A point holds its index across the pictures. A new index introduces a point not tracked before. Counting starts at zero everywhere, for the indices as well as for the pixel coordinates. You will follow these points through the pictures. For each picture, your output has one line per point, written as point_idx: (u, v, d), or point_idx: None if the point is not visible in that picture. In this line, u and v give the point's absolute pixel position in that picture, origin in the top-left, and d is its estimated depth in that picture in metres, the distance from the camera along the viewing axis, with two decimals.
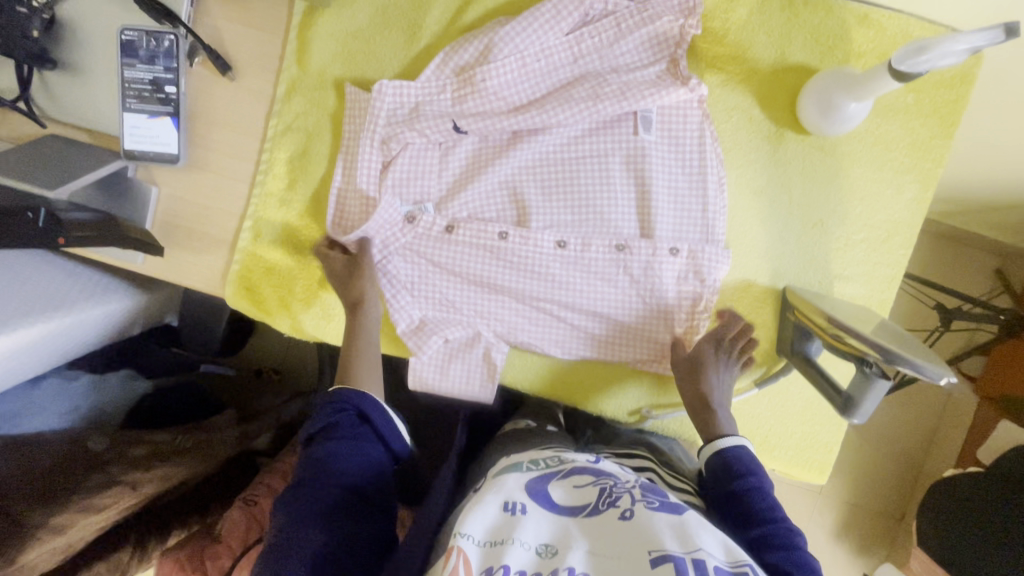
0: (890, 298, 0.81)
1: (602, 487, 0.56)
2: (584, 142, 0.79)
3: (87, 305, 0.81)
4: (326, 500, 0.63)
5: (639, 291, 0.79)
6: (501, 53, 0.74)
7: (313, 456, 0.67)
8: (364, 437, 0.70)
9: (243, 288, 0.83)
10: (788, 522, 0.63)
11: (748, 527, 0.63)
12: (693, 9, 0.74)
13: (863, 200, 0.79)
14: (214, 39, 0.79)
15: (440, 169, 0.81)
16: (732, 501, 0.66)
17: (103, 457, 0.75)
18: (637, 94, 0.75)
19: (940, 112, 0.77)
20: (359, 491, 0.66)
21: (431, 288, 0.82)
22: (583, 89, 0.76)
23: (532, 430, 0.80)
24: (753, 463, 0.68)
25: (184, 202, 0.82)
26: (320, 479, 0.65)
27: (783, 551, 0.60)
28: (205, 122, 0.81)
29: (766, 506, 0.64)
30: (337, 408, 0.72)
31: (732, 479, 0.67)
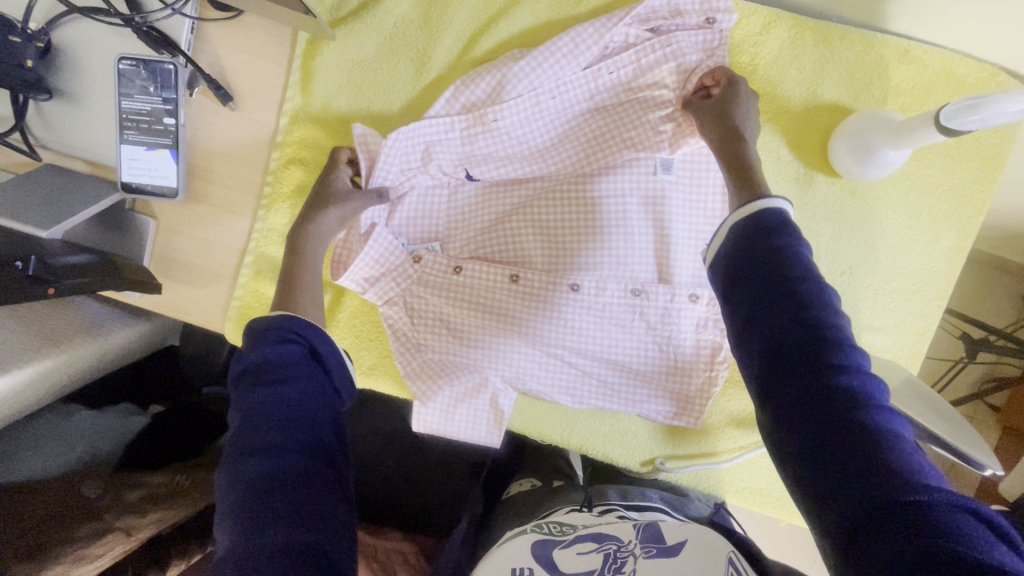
0: (922, 350, 0.76)
1: (606, 552, 0.57)
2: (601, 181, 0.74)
3: (90, 342, 0.79)
4: (284, 470, 0.52)
5: (655, 338, 0.76)
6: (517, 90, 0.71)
7: (252, 401, 0.57)
8: (313, 372, 0.62)
9: (243, 325, 0.80)
10: (826, 286, 0.49)
11: (776, 286, 0.49)
12: (715, 50, 0.70)
13: (896, 248, 0.75)
14: (215, 67, 0.76)
15: (448, 208, 0.80)
16: (767, 265, 0.50)
17: (97, 504, 0.72)
18: (656, 134, 0.71)
19: (983, 156, 0.72)
20: (323, 435, 0.57)
21: (436, 330, 0.79)
22: (601, 128, 0.73)
23: (537, 492, 0.79)
24: (789, 224, 0.52)
25: (184, 236, 0.79)
26: (265, 435, 0.54)
27: (815, 315, 0.46)
28: (206, 153, 0.78)
29: (804, 267, 0.49)
30: (284, 342, 0.62)
31: (767, 239, 0.51)
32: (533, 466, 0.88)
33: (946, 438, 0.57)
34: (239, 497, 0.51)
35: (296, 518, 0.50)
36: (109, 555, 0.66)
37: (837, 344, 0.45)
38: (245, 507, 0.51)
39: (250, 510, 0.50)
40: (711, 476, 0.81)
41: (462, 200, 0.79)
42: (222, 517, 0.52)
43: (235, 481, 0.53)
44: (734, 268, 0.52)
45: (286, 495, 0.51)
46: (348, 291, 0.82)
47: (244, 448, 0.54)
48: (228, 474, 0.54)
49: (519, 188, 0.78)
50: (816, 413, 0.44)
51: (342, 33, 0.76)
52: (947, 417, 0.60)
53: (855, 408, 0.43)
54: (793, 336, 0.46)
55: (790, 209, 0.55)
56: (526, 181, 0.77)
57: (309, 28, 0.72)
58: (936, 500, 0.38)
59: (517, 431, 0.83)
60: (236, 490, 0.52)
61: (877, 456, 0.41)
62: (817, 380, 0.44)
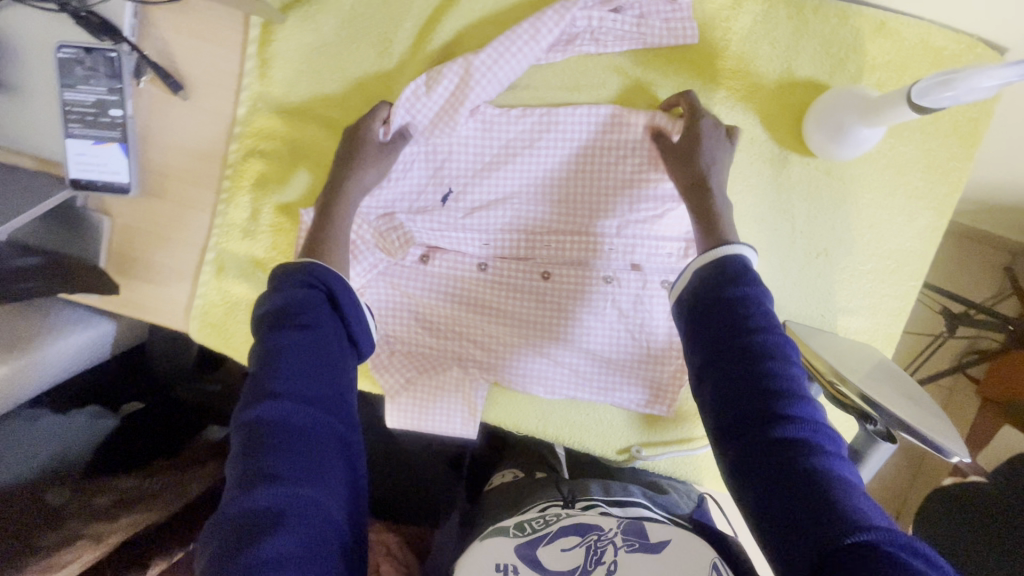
0: (897, 332, 0.75)
1: (588, 545, 0.59)
2: (574, 170, 0.73)
3: (49, 346, 0.77)
4: (309, 428, 0.54)
5: (628, 326, 0.75)
6: (482, 79, 0.68)
7: (273, 345, 0.57)
8: (329, 323, 0.61)
9: (208, 325, 0.78)
10: (782, 337, 0.54)
11: (731, 336, 0.54)
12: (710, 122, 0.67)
13: (872, 228, 0.73)
14: (163, 54, 0.72)
15: (415, 190, 0.75)
16: (723, 310, 0.56)
17: (61, 511, 0.70)
18: (622, 141, 0.71)
19: (960, 132, 0.71)
20: (339, 401, 0.58)
21: (405, 318, 0.78)
22: (574, 129, 0.71)
23: (518, 484, 0.78)
24: (751, 273, 0.58)
25: (140, 233, 0.76)
26: (292, 389, 0.55)
27: (771, 366, 0.52)
28: (158, 145, 0.74)
29: (760, 317, 0.54)
30: (305, 289, 0.62)
31: (726, 286, 0.57)
32: (515, 455, 0.88)
33: (917, 427, 0.55)
34: (248, 442, 0.52)
35: (324, 484, 0.52)
36: (79, 561, 0.64)
37: (788, 395, 0.50)
38: (253, 453, 0.51)
39: (262, 454, 0.51)
40: (690, 463, 0.80)
41: (427, 186, 0.75)
42: (231, 457, 0.53)
43: (252, 422, 0.53)
44: (695, 312, 0.58)
45: (302, 450, 0.52)
46: None
47: (258, 393, 0.55)
48: (242, 414, 0.54)
49: (493, 174, 0.74)
50: (763, 456, 0.49)
51: (297, 16, 0.72)
52: (922, 414, 0.57)
53: (799, 450, 0.47)
54: (748, 381, 0.52)
55: (751, 256, 0.61)
56: (501, 166, 0.73)
57: (261, 12, 0.68)
58: (877, 539, 0.41)
59: (491, 423, 0.81)
60: (250, 434, 0.53)
61: (815, 489, 0.45)
62: (756, 403, 0.50)
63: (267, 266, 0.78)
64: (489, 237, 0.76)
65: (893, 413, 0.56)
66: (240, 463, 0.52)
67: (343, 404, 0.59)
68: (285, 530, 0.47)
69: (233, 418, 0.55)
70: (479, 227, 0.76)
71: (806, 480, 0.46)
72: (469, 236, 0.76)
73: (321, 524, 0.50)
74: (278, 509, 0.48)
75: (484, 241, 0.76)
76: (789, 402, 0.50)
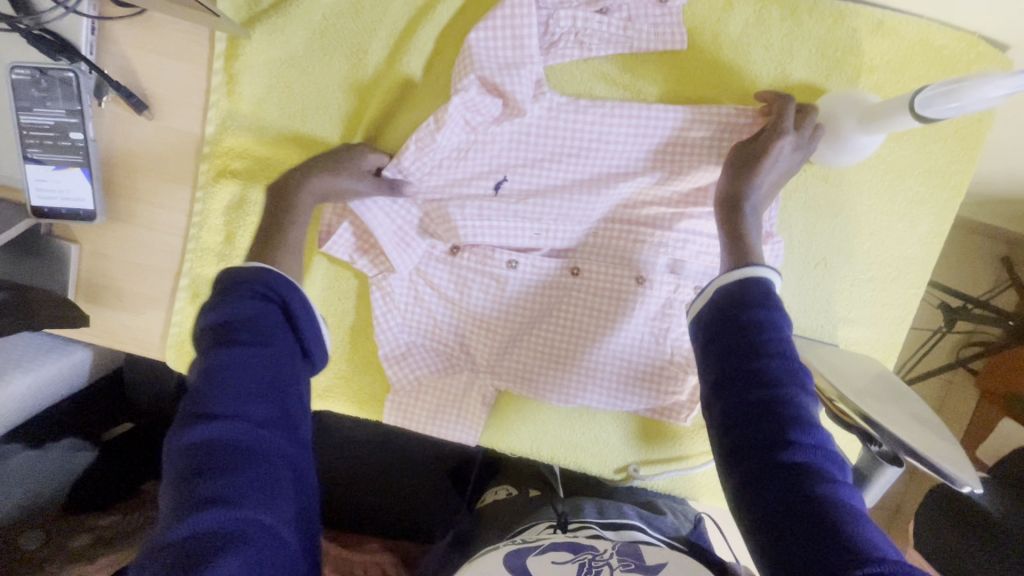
0: (900, 341, 0.73)
1: (582, 561, 0.57)
2: (615, 165, 0.69)
3: (19, 376, 0.74)
4: (258, 450, 0.47)
5: (651, 333, 0.71)
6: (473, 102, 0.65)
7: (211, 365, 0.49)
8: (284, 339, 0.54)
9: (185, 352, 0.75)
10: (797, 362, 0.51)
11: (742, 359, 0.50)
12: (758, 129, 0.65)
13: (872, 235, 0.71)
14: (126, 73, 0.68)
15: (465, 175, 0.70)
16: (740, 332, 0.51)
17: (36, 557, 0.68)
18: (663, 139, 0.67)
19: (962, 134, 0.68)
20: (291, 422, 0.51)
21: (427, 314, 0.73)
22: (625, 115, 0.67)
23: (509, 504, 0.76)
24: (772, 294, 0.54)
25: (110, 260, 0.73)
26: (238, 409, 0.47)
27: (786, 392, 0.48)
28: (124, 168, 0.71)
29: (777, 343, 0.51)
30: (252, 298, 0.54)
31: (744, 308, 0.52)
32: (511, 475, 0.87)
33: (921, 451, 0.52)
34: (185, 469, 0.44)
35: (275, 512, 0.45)
36: None
37: (800, 423, 0.47)
38: (195, 476, 0.44)
39: (201, 480, 0.43)
40: (689, 480, 0.78)
41: (479, 171, 0.70)
42: (165, 485, 0.45)
43: (190, 445, 0.45)
44: (709, 332, 0.54)
45: (252, 474, 0.45)
46: None
47: (201, 411, 0.47)
48: (177, 439, 0.46)
49: (548, 168, 0.69)
50: (772, 483, 0.46)
51: (265, 27, 0.68)
52: (931, 440, 0.54)
53: (811, 481, 0.45)
54: (764, 407, 0.48)
55: (775, 276, 0.56)
56: (562, 160, 0.69)
57: (226, 25, 0.65)
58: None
59: (483, 445, 0.78)
60: (187, 460, 0.45)
61: (833, 527, 0.42)
62: (767, 429, 0.47)
63: None
64: (541, 226, 0.70)
65: (896, 436, 0.53)
66: (179, 487, 0.44)
67: (296, 422, 0.52)
68: (232, 559, 0.41)
69: (168, 443, 0.47)
70: (531, 216, 0.70)
71: (822, 514, 0.43)
72: (521, 224, 0.70)
73: (274, 556, 0.44)
74: (222, 539, 0.41)
75: (536, 232, 0.71)
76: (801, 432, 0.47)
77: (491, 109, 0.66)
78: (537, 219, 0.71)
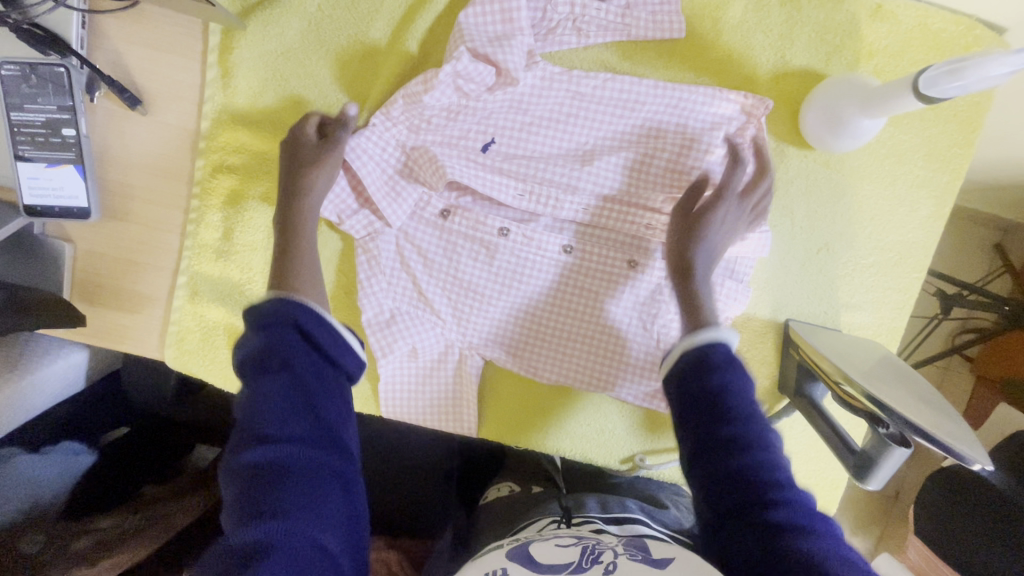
0: (902, 325, 0.73)
1: (584, 545, 0.55)
2: (605, 143, 0.69)
3: (16, 381, 0.72)
4: (299, 469, 0.49)
5: (642, 317, 0.72)
6: (471, 78, 0.65)
7: (251, 394, 0.52)
8: (313, 361, 0.55)
9: (184, 351, 0.74)
10: (763, 425, 0.52)
11: (712, 427, 0.51)
12: (755, 110, 0.66)
13: (873, 219, 0.71)
14: (118, 67, 0.67)
15: (453, 135, 0.69)
16: (706, 399, 0.52)
17: (40, 559, 0.66)
18: (652, 116, 0.68)
19: (960, 118, 0.68)
20: (332, 437, 0.52)
21: (413, 281, 0.72)
22: (614, 91, 0.67)
23: (512, 500, 0.76)
24: (733, 359, 0.55)
25: (106, 259, 0.72)
26: (278, 432, 0.50)
27: (756, 455, 0.49)
28: (118, 164, 0.70)
29: (743, 406, 0.52)
30: (270, 327, 0.56)
31: (708, 374, 0.54)
32: (513, 470, 0.86)
33: (929, 430, 0.52)
34: (239, 490, 0.48)
35: (321, 526, 0.47)
36: None
37: (771, 484, 0.47)
38: (249, 494, 0.47)
39: (252, 499, 0.47)
40: None
41: (468, 132, 0.69)
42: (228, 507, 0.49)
43: (243, 467, 0.49)
44: (679, 398, 0.54)
45: (293, 491, 0.47)
46: None
47: (250, 435, 0.51)
48: (232, 464, 0.50)
49: (536, 134, 0.69)
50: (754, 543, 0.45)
51: (261, 20, 0.67)
52: (937, 418, 0.54)
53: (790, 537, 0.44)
54: (735, 471, 0.48)
55: (733, 341, 0.58)
56: (550, 125, 0.69)
57: (221, 16, 0.63)
58: None
59: (485, 436, 0.78)
60: (240, 481, 0.48)
61: None
62: (740, 493, 0.47)
63: (244, 288, 0.74)
64: (527, 187, 0.70)
65: (903, 415, 0.54)
66: (237, 505, 0.47)
67: (340, 436, 0.53)
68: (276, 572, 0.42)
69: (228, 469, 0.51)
70: (516, 175, 0.70)
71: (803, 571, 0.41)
72: (506, 182, 0.69)
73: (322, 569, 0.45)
74: (268, 551, 0.44)
75: (521, 192, 0.70)
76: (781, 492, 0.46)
77: (484, 77, 0.65)
78: (522, 179, 0.70)
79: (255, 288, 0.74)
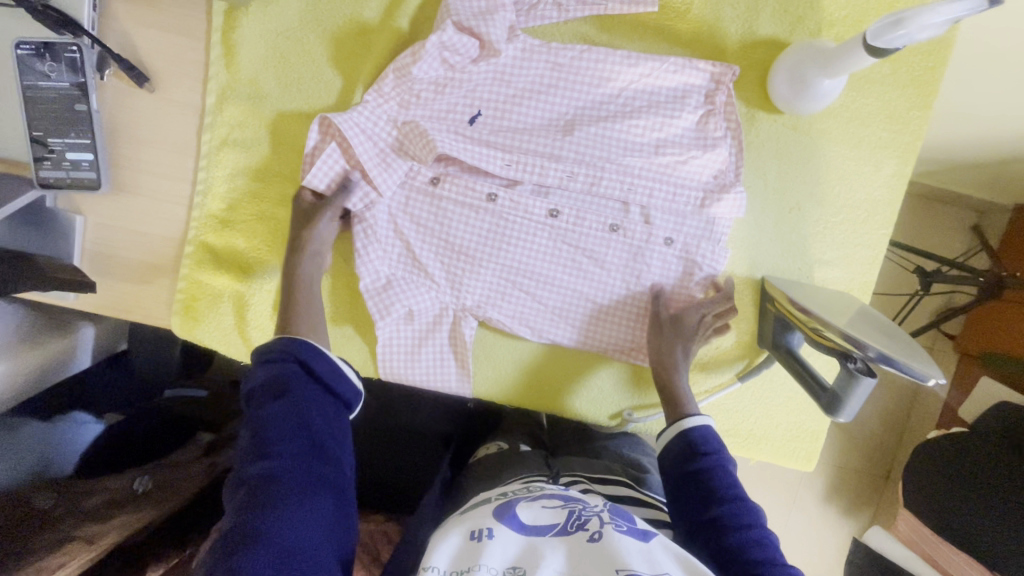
0: (873, 280, 0.77)
1: (572, 510, 0.57)
2: (586, 111, 0.73)
3: (48, 345, 0.78)
4: (299, 485, 0.55)
5: (628, 275, 0.76)
6: (457, 51, 0.69)
7: (257, 418, 0.58)
8: (312, 395, 0.62)
9: (190, 318, 0.77)
10: (745, 495, 0.61)
11: (705, 503, 0.60)
12: (723, 77, 0.71)
13: (840, 180, 0.75)
14: (126, 47, 0.71)
15: (442, 108, 0.73)
16: (692, 478, 0.62)
17: (53, 513, 0.71)
18: (630, 85, 0.72)
19: (918, 81, 0.73)
20: (323, 452, 0.59)
21: (408, 247, 0.76)
22: (591, 62, 0.71)
23: (500, 456, 0.79)
24: (715, 440, 0.65)
25: (115, 230, 0.75)
26: (279, 449, 0.56)
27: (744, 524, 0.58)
28: (127, 139, 0.73)
29: (727, 482, 0.61)
30: (274, 363, 0.63)
31: (692, 454, 0.64)
32: (503, 432, 0.89)
33: (893, 356, 0.56)
34: (241, 498, 0.54)
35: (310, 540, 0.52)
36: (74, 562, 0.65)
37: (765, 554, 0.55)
38: (249, 500, 0.53)
39: (251, 504, 0.53)
40: None
41: (455, 105, 0.73)
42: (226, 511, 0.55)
43: (247, 478, 0.55)
44: (672, 479, 0.64)
45: (292, 485, 0.54)
46: None
47: (255, 451, 0.57)
48: (235, 477, 0.56)
49: (520, 105, 0.73)
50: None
51: (263, 2, 0.72)
52: (895, 343, 0.59)
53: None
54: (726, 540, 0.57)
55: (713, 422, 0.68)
56: (533, 97, 0.72)
57: None
58: None
59: (481, 397, 0.81)
60: (242, 491, 0.54)
61: None
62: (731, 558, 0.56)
63: (249, 256, 0.78)
64: (513, 157, 0.72)
65: (869, 344, 0.58)
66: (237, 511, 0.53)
67: (330, 452, 0.60)
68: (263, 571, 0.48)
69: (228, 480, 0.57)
70: (502, 147, 0.73)
71: None
72: (492, 153, 0.72)
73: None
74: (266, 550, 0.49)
75: (508, 162, 0.73)
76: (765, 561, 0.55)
77: (468, 49, 0.70)
78: (509, 150, 0.74)
79: (260, 257, 0.78)
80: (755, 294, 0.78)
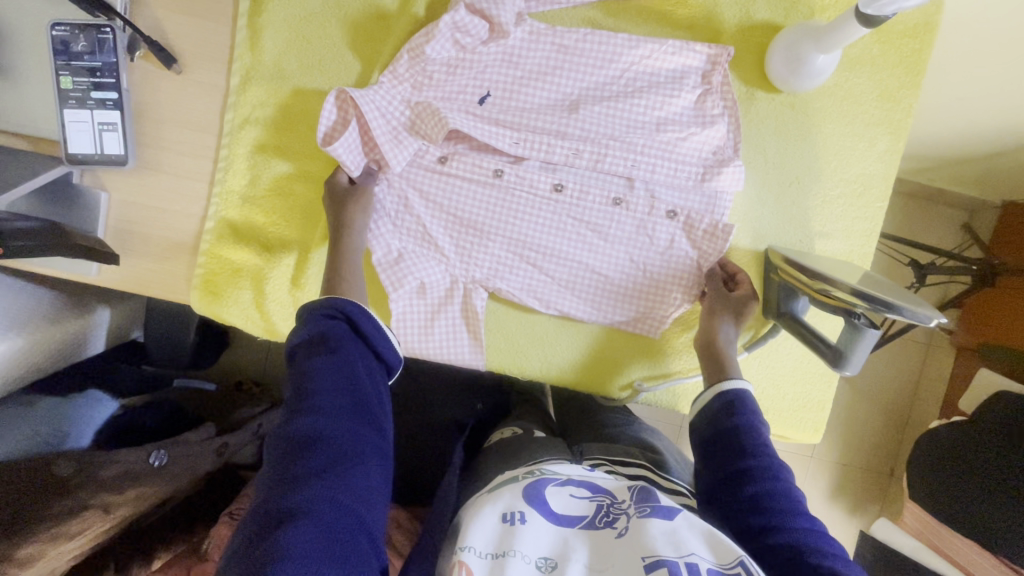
0: (871, 252, 0.80)
1: (600, 504, 0.57)
2: (590, 91, 0.76)
3: (70, 322, 0.79)
4: (347, 446, 0.55)
5: (631, 247, 0.79)
6: (469, 32, 0.73)
7: (308, 367, 0.59)
8: (359, 351, 0.63)
9: (209, 293, 0.79)
10: (778, 461, 0.62)
11: (736, 460, 0.62)
12: (719, 57, 0.75)
13: (837, 155, 0.79)
14: (156, 30, 0.75)
15: (453, 90, 0.76)
16: (725, 441, 0.64)
17: (69, 481, 0.71)
18: (631, 66, 0.75)
19: (907, 62, 0.77)
20: (367, 409, 0.59)
21: (418, 221, 0.78)
22: (595, 44, 0.75)
23: (516, 439, 0.80)
24: (753, 406, 0.67)
25: (137, 205, 0.77)
26: (324, 407, 0.56)
27: (772, 483, 0.59)
28: (153, 118, 0.76)
29: (760, 443, 0.63)
30: (321, 320, 0.63)
31: (728, 417, 0.66)
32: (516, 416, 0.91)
33: (896, 304, 0.58)
34: (282, 455, 0.54)
35: (354, 500, 0.52)
36: (86, 534, 0.68)
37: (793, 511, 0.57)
38: (291, 457, 0.53)
39: (293, 464, 0.52)
40: (687, 394, 0.84)
41: (466, 87, 0.76)
42: (262, 471, 0.54)
43: (290, 435, 0.55)
44: (707, 440, 0.66)
45: (328, 454, 0.53)
46: (314, 247, 0.80)
47: (299, 407, 0.57)
48: (277, 434, 0.56)
49: (527, 86, 0.76)
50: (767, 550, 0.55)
51: None
52: (901, 296, 0.62)
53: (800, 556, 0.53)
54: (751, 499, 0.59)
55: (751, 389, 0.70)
56: (540, 78, 0.76)
57: None
58: None
59: (493, 370, 0.83)
60: (283, 448, 0.54)
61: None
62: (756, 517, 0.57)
63: (268, 232, 0.80)
64: (522, 135, 0.75)
65: (879, 298, 0.60)
66: (278, 470, 0.53)
67: (374, 412, 0.60)
68: (305, 532, 0.47)
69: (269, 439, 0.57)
70: (511, 125, 0.76)
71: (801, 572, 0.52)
72: (501, 131, 0.75)
73: (358, 539, 0.50)
74: (308, 511, 0.49)
75: (516, 140, 0.76)
76: (785, 515, 0.56)
77: (479, 30, 0.74)
78: (517, 129, 0.77)
79: (279, 232, 0.80)
80: (759, 266, 0.81)
